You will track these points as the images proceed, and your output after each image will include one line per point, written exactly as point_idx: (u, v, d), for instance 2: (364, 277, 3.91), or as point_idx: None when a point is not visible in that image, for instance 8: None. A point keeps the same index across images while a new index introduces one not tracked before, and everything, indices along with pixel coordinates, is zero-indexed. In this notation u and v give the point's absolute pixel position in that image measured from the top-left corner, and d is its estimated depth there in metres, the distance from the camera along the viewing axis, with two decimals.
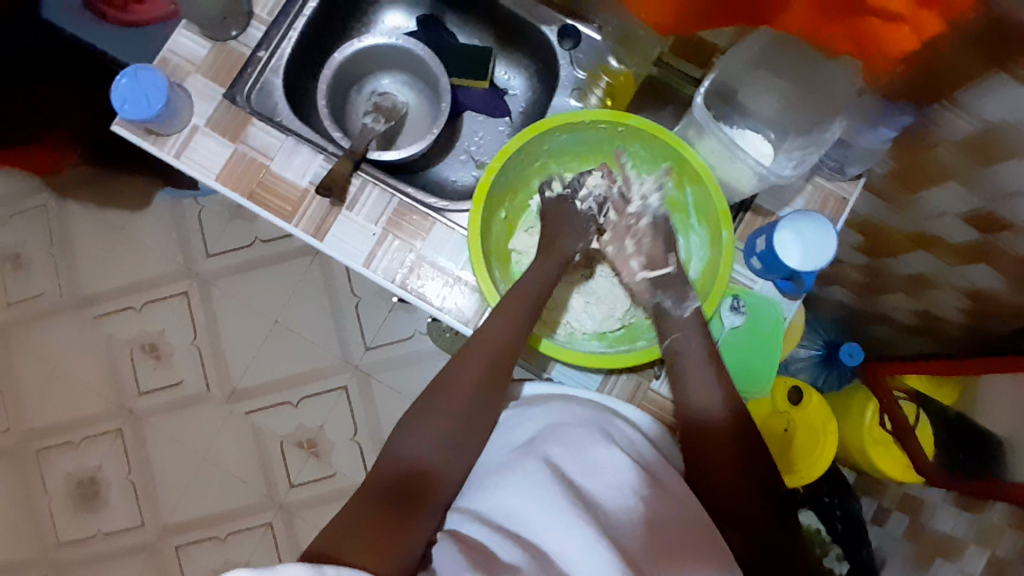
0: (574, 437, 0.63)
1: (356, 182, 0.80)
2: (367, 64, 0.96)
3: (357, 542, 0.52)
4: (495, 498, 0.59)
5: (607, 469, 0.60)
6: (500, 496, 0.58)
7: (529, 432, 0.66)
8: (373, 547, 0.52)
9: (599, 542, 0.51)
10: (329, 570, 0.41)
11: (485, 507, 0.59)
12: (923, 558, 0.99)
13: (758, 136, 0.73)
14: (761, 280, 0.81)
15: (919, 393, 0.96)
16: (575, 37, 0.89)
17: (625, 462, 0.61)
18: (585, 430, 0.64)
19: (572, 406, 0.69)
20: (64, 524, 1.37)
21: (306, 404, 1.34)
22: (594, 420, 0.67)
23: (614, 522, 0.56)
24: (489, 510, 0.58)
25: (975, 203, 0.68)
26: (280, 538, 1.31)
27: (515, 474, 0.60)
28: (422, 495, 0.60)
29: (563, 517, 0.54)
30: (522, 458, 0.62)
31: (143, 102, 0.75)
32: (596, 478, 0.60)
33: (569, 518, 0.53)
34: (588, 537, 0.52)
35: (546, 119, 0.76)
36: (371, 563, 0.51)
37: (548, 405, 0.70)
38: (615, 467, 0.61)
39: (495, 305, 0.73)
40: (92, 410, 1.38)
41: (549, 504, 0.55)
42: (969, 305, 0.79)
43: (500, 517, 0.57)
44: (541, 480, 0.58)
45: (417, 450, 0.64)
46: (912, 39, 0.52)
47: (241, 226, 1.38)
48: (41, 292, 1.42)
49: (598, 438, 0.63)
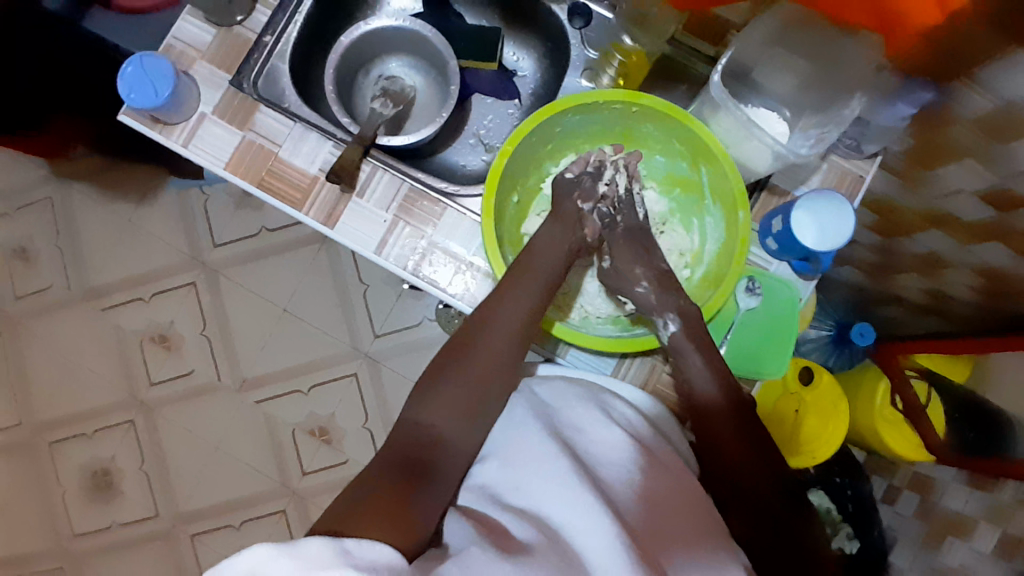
0: (572, 419, 0.65)
1: (367, 168, 0.80)
2: (374, 48, 0.94)
3: (369, 510, 0.51)
4: (504, 474, 0.60)
5: (605, 449, 0.62)
6: (507, 473, 0.60)
7: (534, 407, 0.66)
8: (392, 514, 0.52)
9: (599, 513, 0.53)
10: (349, 543, 0.44)
11: (495, 481, 0.60)
12: (930, 535, 1.00)
13: (774, 115, 0.71)
14: (776, 260, 0.81)
15: (931, 371, 0.96)
16: (585, 16, 0.87)
17: (622, 440, 0.63)
18: (585, 412, 0.66)
19: (571, 387, 0.69)
20: (80, 515, 1.39)
21: (316, 392, 1.34)
22: (594, 399, 0.68)
23: (616, 500, 0.58)
24: (497, 483, 0.60)
25: (990, 180, 0.67)
26: (294, 524, 1.31)
27: (516, 453, 0.61)
28: (430, 466, 0.59)
29: (567, 496, 0.55)
30: (525, 433, 0.63)
31: (149, 90, 0.74)
32: (597, 456, 0.61)
33: (573, 490, 0.55)
34: (593, 513, 0.53)
35: (562, 99, 0.75)
36: (387, 529, 0.50)
37: (544, 384, 0.71)
38: (613, 445, 0.62)
39: (501, 277, 0.73)
40: (104, 401, 1.39)
41: (554, 484, 0.56)
42: (982, 284, 0.79)
43: (508, 493, 0.58)
44: (544, 456, 0.59)
45: (433, 425, 0.63)
46: (935, 12, 0.50)
47: (248, 215, 1.38)
48: (49, 285, 1.42)
49: (597, 419, 0.65)
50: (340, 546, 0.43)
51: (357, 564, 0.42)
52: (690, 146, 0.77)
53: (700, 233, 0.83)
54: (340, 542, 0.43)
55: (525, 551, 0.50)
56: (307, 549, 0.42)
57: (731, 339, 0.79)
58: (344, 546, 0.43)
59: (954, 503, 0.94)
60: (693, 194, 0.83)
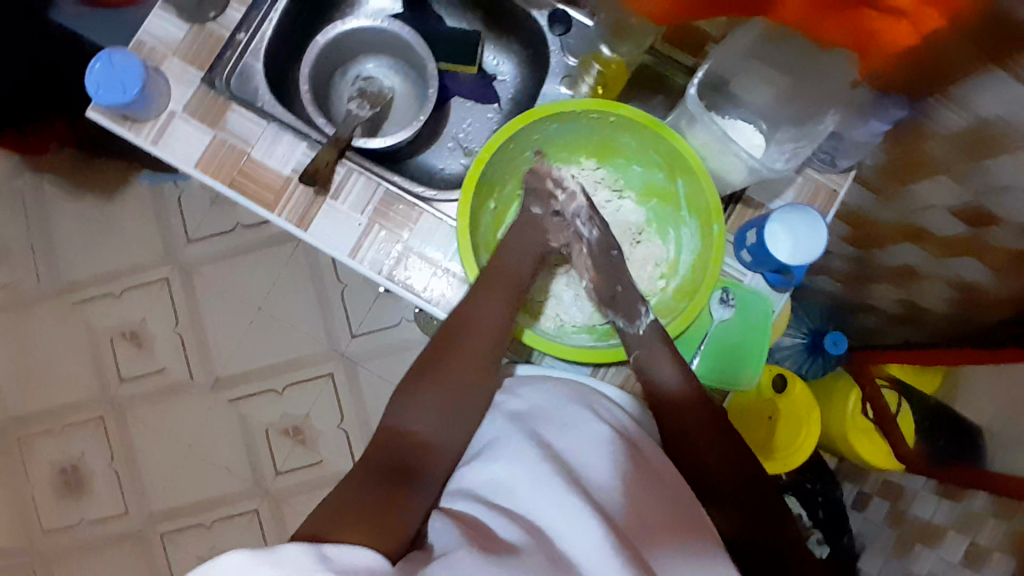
0: (563, 417, 0.64)
1: (341, 171, 0.79)
2: (352, 48, 0.92)
3: (350, 521, 0.52)
4: (484, 471, 0.59)
5: (592, 443, 0.61)
6: (489, 473, 0.59)
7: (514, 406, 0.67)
8: (373, 529, 0.52)
9: (589, 517, 0.52)
10: (328, 549, 0.44)
11: (475, 482, 0.59)
12: (899, 542, 1.01)
13: (751, 127, 0.72)
14: (750, 272, 0.81)
15: (901, 381, 0.98)
16: (565, 23, 0.86)
17: (610, 438, 0.62)
18: (573, 409, 0.65)
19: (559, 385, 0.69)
20: (47, 513, 1.36)
21: (291, 391, 1.33)
22: (579, 401, 0.67)
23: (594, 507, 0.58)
24: (479, 485, 0.59)
25: (965, 197, 0.68)
26: (267, 525, 1.30)
27: (505, 451, 0.61)
28: (414, 477, 0.61)
29: (556, 492, 0.55)
30: (511, 431, 0.63)
31: (118, 88, 0.72)
32: (582, 452, 0.61)
33: (561, 496, 0.54)
34: (573, 515, 0.52)
35: (537, 108, 0.74)
36: (370, 541, 0.50)
37: (534, 384, 0.70)
38: (600, 440, 0.62)
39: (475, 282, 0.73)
40: (75, 397, 1.36)
41: (541, 484, 0.56)
42: (955, 296, 0.80)
43: (489, 493, 0.58)
44: (533, 454, 0.58)
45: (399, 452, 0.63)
46: (909, 34, 0.51)
47: (223, 211, 1.36)
48: (18, 278, 1.38)
49: (585, 416, 0.64)
50: (319, 552, 0.44)
51: (336, 568, 0.43)
52: (667, 157, 0.77)
53: (675, 245, 0.83)
54: (318, 548, 0.44)
55: (517, 552, 0.49)
56: (286, 556, 0.42)
57: (702, 351, 0.80)
58: (322, 551, 0.44)
59: (923, 509, 0.96)
60: (669, 205, 0.83)
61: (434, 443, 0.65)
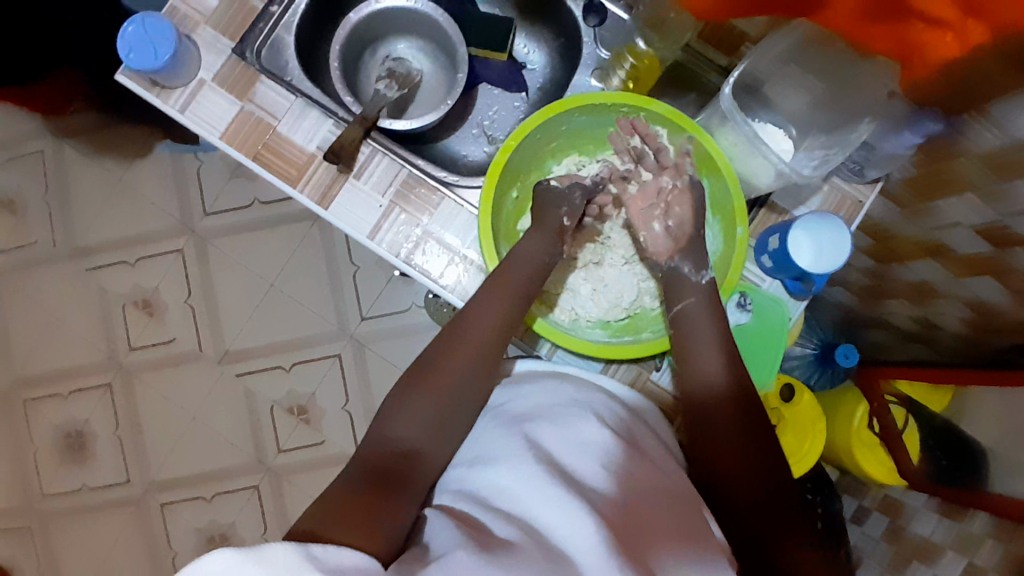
0: (562, 415, 0.64)
1: (365, 151, 0.78)
2: (383, 27, 0.92)
3: (337, 521, 0.50)
4: (480, 472, 0.59)
5: (589, 441, 0.61)
6: (485, 473, 0.58)
7: (511, 406, 0.68)
8: (360, 524, 0.50)
9: (584, 511, 0.51)
10: (316, 549, 0.41)
11: (471, 483, 0.59)
12: (896, 559, 1.01)
13: (780, 131, 0.73)
14: (769, 279, 0.81)
15: (911, 399, 0.96)
16: (600, 14, 0.85)
17: (613, 440, 0.62)
18: (572, 408, 0.65)
19: (564, 385, 0.70)
20: (52, 475, 1.37)
21: (297, 369, 1.33)
22: (583, 402, 0.67)
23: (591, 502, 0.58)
24: (475, 484, 0.58)
25: (990, 216, 0.67)
26: (267, 501, 1.31)
27: (501, 449, 0.60)
28: (404, 476, 0.59)
29: (553, 490, 0.53)
30: (509, 430, 0.63)
31: (150, 52, 0.72)
32: (575, 448, 0.60)
33: (557, 493, 0.53)
34: (569, 506, 0.52)
35: (565, 99, 0.74)
36: (359, 538, 0.48)
37: (536, 383, 0.71)
38: (598, 438, 0.62)
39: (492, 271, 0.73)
40: (84, 362, 1.37)
41: (539, 480, 0.55)
42: (971, 316, 0.79)
43: (486, 491, 0.57)
44: (530, 450, 0.59)
45: (401, 442, 0.62)
46: (955, 48, 0.50)
47: (242, 185, 1.36)
48: (35, 240, 1.39)
49: (583, 416, 0.64)
50: (307, 551, 0.40)
51: (325, 569, 0.40)
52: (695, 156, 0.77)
53: None
54: (305, 547, 0.40)
55: (520, 537, 0.49)
56: (270, 555, 0.39)
57: None
58: (310, 551, 0.41)
59: (923, 529, 0.95)
60: None
61: (439, 435, 0.64)
